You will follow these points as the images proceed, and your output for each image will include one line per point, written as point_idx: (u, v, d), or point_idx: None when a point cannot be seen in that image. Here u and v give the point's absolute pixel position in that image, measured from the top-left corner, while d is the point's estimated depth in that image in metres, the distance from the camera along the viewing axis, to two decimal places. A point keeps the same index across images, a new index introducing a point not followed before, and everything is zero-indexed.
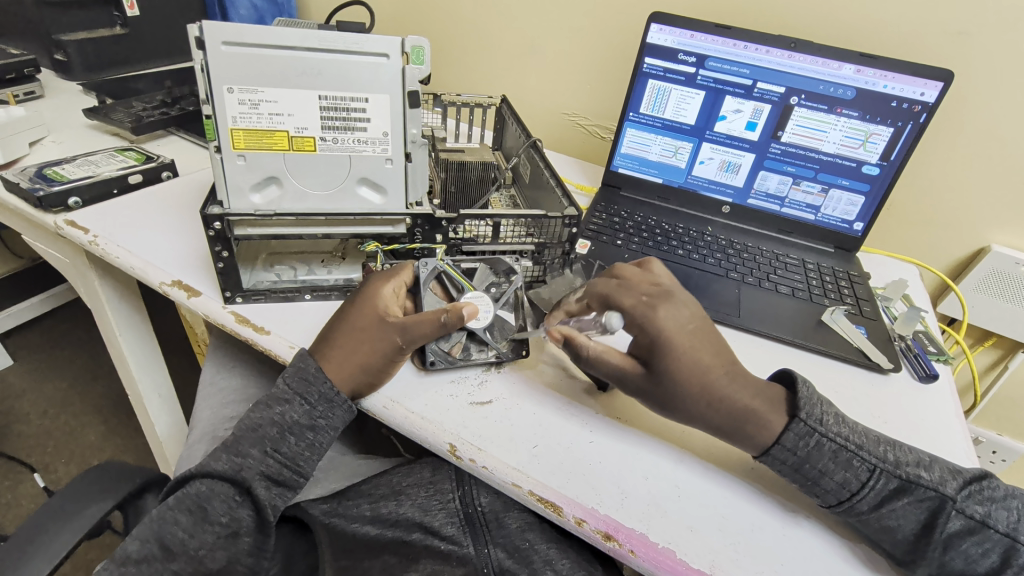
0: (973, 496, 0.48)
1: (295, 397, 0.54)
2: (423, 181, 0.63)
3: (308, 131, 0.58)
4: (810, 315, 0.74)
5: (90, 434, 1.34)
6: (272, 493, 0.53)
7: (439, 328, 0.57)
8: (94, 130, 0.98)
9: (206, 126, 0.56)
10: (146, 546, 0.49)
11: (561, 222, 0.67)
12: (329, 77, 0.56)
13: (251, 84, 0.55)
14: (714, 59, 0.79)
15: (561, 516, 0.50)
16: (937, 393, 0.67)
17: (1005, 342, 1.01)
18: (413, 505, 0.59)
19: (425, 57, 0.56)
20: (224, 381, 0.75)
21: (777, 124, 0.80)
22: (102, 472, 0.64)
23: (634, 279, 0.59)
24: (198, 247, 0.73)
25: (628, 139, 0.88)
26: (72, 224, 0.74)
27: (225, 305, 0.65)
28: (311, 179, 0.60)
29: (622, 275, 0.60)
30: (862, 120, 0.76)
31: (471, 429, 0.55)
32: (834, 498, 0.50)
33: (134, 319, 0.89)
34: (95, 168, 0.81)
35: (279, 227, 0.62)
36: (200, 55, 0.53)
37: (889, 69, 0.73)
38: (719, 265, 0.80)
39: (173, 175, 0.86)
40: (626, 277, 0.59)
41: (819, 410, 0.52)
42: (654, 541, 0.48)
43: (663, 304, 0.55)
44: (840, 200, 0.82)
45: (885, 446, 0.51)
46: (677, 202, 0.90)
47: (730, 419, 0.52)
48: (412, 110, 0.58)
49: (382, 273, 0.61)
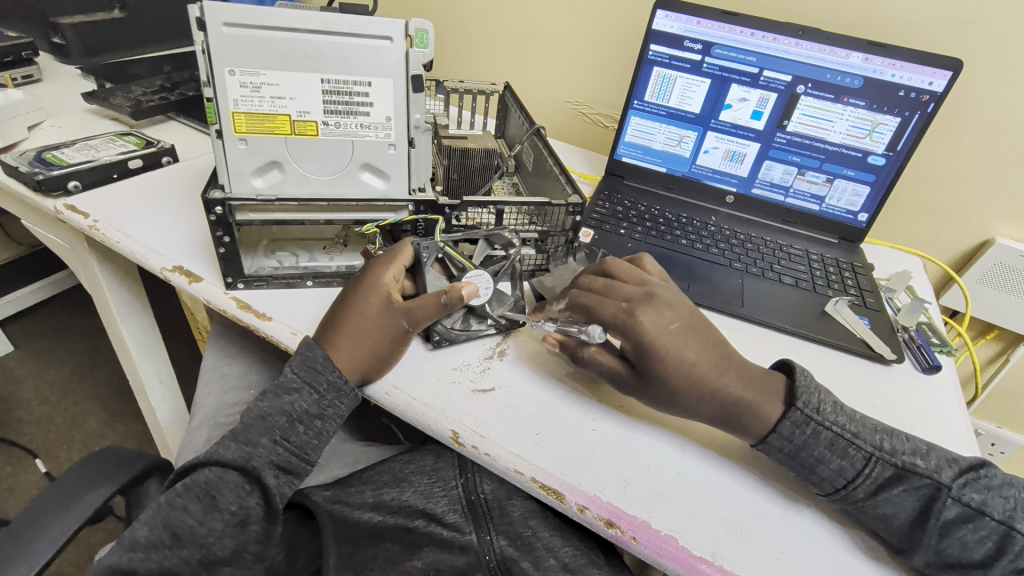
0: (969, 484, 0.47)
1: (304, 386, 0.54)
2: (426, 167, 0.62)
3: (310, 115, 0.57)
4: (813, 305, 0.74)
5: (91, 421, 1.34)
6: (280, 481, 0.52)
7: (440, 310, 0.57)
8: (93, 114, 0.97)
9: (207, 110, 0.55)
10: (155, 532, 0.50)
11: (564, 210, 0.66)
12: (331, 61, 0.55)
13: (252, 67, 0.54)
14: (720, 47, 0.78)
15: (563, 503, 0.50)
16: (939, 384, 0.67)
17: (1006, 334, 1.01)
18: (416, 492, 0.59)
19: (429, 41, 0.56)
20: (225, 367, 0.75)
21: (783, 113, 0.79)
22: (104, 457, 0.63)
23: (620, 284, 0.57)
24: (198, 233, 0.72)
25: (632, 127, 0.87)
26: (72, 209, 0.74)
27: (226, 291, 0.65)
28: (312, 164, 0.59)
29: (615, 272, 0.60)
30: (868, 110, 0.76)
31: (474, 417, 0.55)
32: (830, 486, 0.50)
33: (134, 305, 0.89)
34: (94, 153, 0.80)
35: (280, 212, 0.61)
36: (201, 36, 0.52)
37: (898, 58, 0.72)
38: (722, 255, 0.80)
39: (173, 160, 0.85)
40: (617, 273, 0.59)
41: (816, 400, 0.52)
42: (656, 529, 0.48)
43: (644, 308, 0.54)
44: (845, 190, 0.81)
45: (882, 435, 0.51)
46: (680, 191, 0.89)
47: (723, 411, 0.52)
48: (415, 94, 0.57)
49: (382, 257, 0.60)
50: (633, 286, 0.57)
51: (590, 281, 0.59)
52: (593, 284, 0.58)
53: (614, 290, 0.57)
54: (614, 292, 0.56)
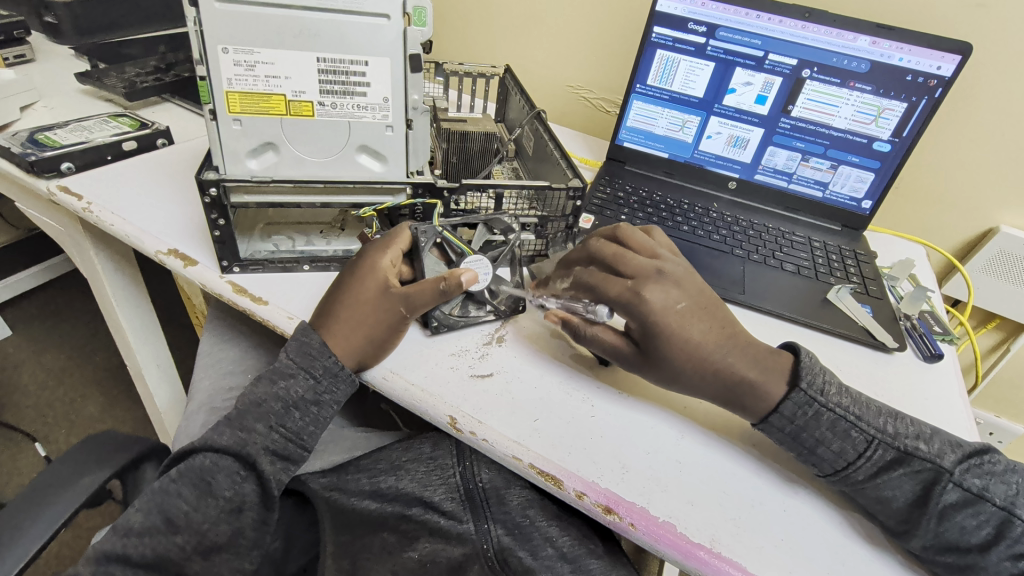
0: (972, 469, 0.47)
1: (300, 371, 0.53)
2: (424, 149, 0.61)
3: (305, 96, 0.56)
4: (815, 293, 0.73)
5: (90, 405, 1.34)
6: (276, 467, 0.52)
7: (439, 296, 0.56)
8: (86, 96, 0.95)
9: (201, 89, 0.54)
10: (149, 518, 0.49)
11: (565, 194, 0.65)
12: (328, 40, 0.54)
13: (247, 45, 0.53)
14: (725, 29, 0.77)
15: (561, 489, 0.49)
16: (940, 372, 0.66)
17: (1007, 324, 1.01)
18: (412, 480, 0.58)
19: (428, 19, 0.54)
20: (222, 352, 0.74)
21: (786, 97, 0.77)
22: (101, 441, 0.63)
23: (632, 262, 0.55)
24: (193, 216, 0.71)
25: (634, 111, 0.86)
26: (65, 190, 0.72)
27: (222, 274, 0.64)
28: (309, 146, 0.58)
29: (629, 240, 0.59)
30: (874, 95, 0.74)
31: (472, 403, 0.55)
32: (830, 467, 0.49)
33: (130, 289, 0.88)
34: (88, 134, 0.79)
35: (275, 195, 0.60)
36: (193, 13, 0.51)
37: (905, 41, 0.71)
38: (724, 241, 0.79)
39: (168, 142, 0.84)
40: (631, 243, 0.58)
41: (821, 380, 0.51)
42: (655, 515, 0.48)
43: (649, 283, 0.54)
44: (849, 176, 0.80)
45: (886, 418, 0.50)
46: (682, 176, 0.88)
47: (726, 390, 0.52)
48: (413, 74, 0.56)
49: (379, 241, 0.59)
50: (644, 258, 0.56)
51: (602, 248, 0.57)
52: (604, 251, 0.57)
53: (626, 262, 0.55)
54: (625, 264, 0.55)
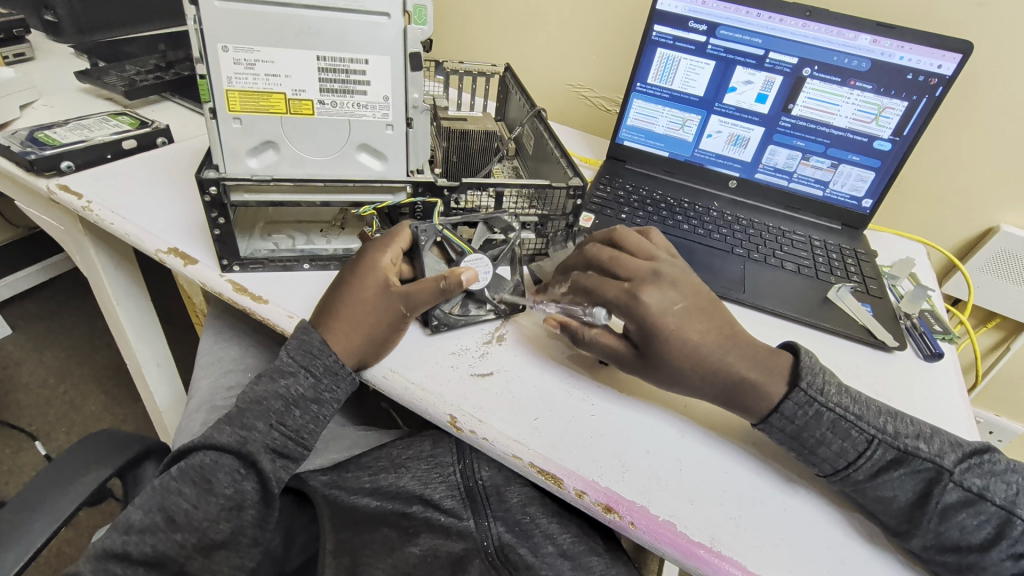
0: (972, 469, 0.47)
1: (300, 369, 0.53)
2: (424, 148, 0.61)
3: (305, 94, 0.56)
4: (816, 292, 0.73)
5: (90, 403, 1.34)
6: (276, 466, 0.52)
7: (439, 295, 0.56)
8: (86, 94, 0.95)
9: (201, 88, 0.54)
10: (150, 516, 0.49)
11: (565, 193, 0.65)
12: (328, 38, 0.54)
13: (247, 43, 0.53)
14: (725, 28, 0.77)
15: (561, 488, 0.49)
16: (940, 371, 0.66)
17: (1007, 324, 1.01)
18: (413, 478, 0.58)
19: (428, 17, 0.54)
20: (222, 351, 0.74)
21: (787, 96, 0.77)
22: (101, 439, 0.63)
23: (631, 263, 0.55)
24: (193, 214, 0.71)
25: (634, 110, 0.86)
26: (65, 189, 0.72)
27: (222, 273, 0.64)
28: (309, 145, 0.58)
29: (626, 240, 0.58)
30: (875, 93, 0.74)
31: (472, 402, 0.55)
32: (830, 467, 0.49)
33: (131, 287, 0.88)
34: (88, 133, 0.79)
35: (275, 193, 0.59)
36: (193, 11, 0.50)
37: (907, 40, 0.71)
38: (724, 240, 0.79)
39: (168, 141, 0.84)
40: (626, 244, 0.58)
41: (821, 380, 0.51)
42: (655, 514, 0.48)
43: (646, 286, 0.53)
44: (849, 175, 0.80)
45: (886, 418, 0.50)
46: (682, 175, 0.88)
47: (726, 390, 0.52)
48: (413, 73, 0.56)
49: (379, 240, 0.59)
50: (640, 260, 0.56)
51: (598, 252, 0.57)
52: (600, 255, 0.57)
53: (621, 265, 0.55)
54: (620, 267, 0.55)
